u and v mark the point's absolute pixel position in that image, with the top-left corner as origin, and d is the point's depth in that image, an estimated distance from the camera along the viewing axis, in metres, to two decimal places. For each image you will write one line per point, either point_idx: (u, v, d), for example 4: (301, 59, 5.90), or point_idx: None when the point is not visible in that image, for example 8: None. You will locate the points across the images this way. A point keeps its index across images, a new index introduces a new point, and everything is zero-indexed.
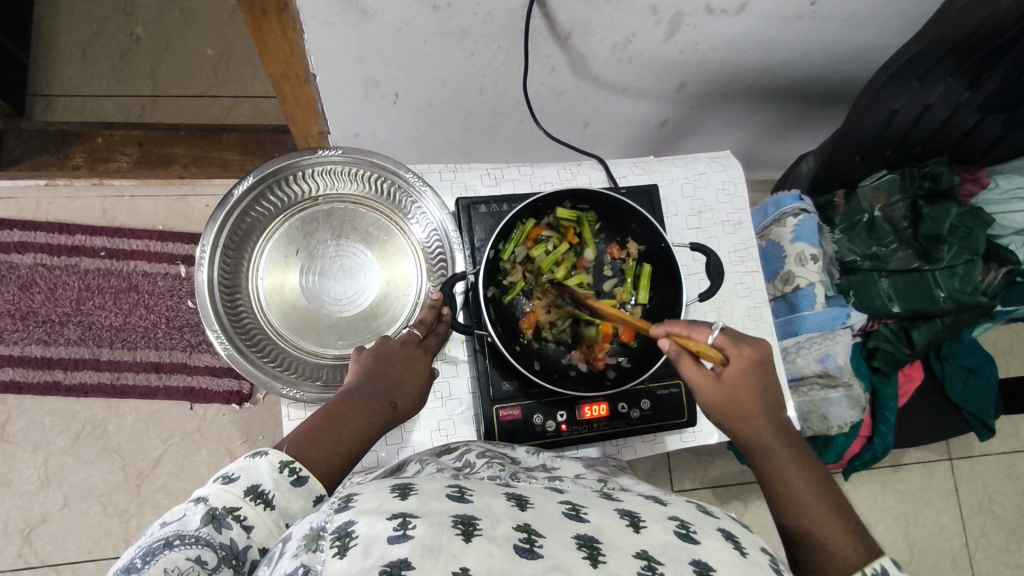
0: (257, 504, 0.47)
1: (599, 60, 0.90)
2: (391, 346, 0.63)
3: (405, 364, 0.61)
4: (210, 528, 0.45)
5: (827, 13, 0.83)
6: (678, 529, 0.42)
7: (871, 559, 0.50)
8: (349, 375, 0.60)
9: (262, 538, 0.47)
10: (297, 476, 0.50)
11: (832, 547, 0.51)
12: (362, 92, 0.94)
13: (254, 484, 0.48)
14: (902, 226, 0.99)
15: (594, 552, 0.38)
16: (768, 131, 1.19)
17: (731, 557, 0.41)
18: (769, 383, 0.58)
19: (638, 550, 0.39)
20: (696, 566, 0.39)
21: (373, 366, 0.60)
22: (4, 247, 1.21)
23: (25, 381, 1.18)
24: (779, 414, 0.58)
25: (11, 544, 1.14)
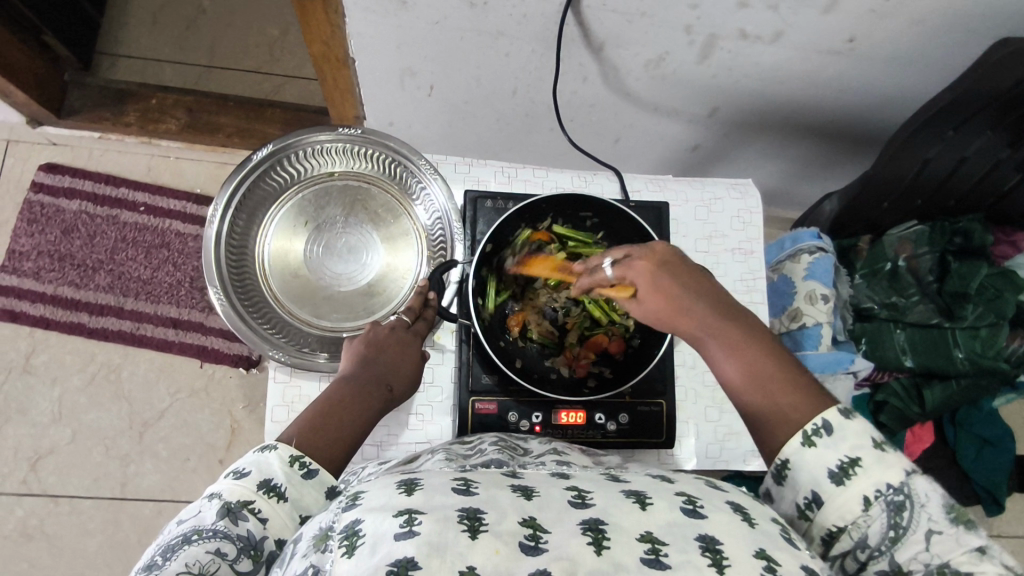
0: (271, 497, 0.48)
1: (632, 75, 0.90)
2: (378, 332, 0.65)
3: (397, 348, 0.64)
4: (225, 522, 0.46)
5: (866, 51, 0.81)
6: (685, 505, 0.41)
7: (813, 415, 0.50)
8: (344, 365, 0.62)
9: (277, 530, 0.48)
10: (307, 470, 0.50)
11: (780, 420, 0.50)
12: (399, 81, 0.96)
13: (267, 478, 0.49)
14: (926, 278, 0.96)
15: (599, 536, 0.37)
16: (803, 168, 1.17)
17: (738, 529, 0.40)
18: (681, 269, 0.54)
19: (642, 533, 0.38)
20: (702, 541, 0.38)
21: (366, 352, 0.63)
22: (55, 191, 1.29)
23: (53, 319, 1.25)
24: (711, 291, 0.54)
25: (17, 471, 1.19)
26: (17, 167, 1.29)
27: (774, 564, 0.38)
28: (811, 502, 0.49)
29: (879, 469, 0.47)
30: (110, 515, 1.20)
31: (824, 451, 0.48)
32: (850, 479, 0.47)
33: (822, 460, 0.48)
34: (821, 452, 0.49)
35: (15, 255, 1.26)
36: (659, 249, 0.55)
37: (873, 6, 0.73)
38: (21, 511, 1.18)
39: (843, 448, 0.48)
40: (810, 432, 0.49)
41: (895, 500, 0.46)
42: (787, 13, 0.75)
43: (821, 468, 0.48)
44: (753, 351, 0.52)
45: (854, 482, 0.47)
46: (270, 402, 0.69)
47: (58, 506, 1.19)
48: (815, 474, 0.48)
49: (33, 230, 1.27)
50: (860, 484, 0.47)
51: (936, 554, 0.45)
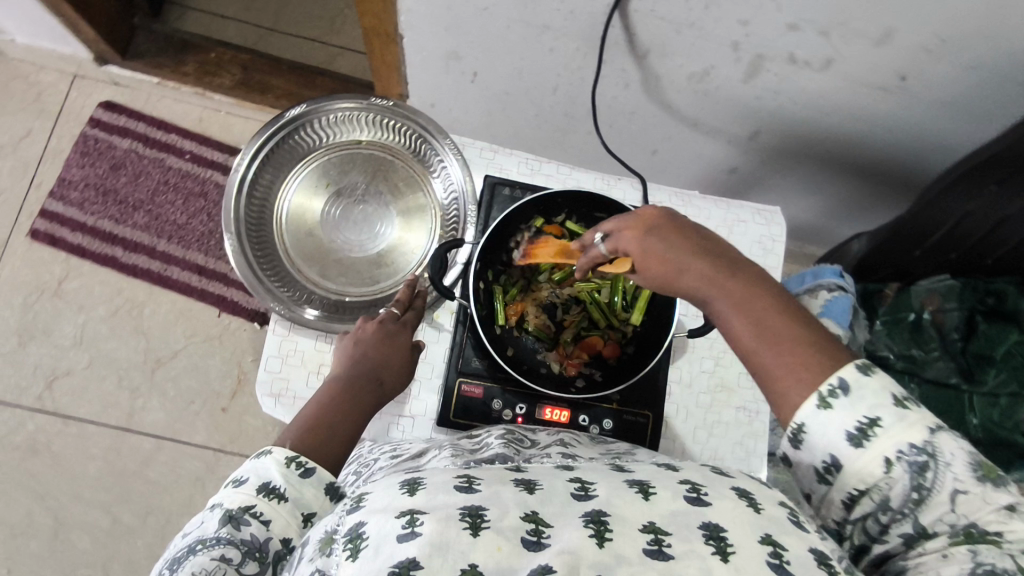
0: (271, 499, 0.47)
1: (674, 86, 0.89)
2: (367, 329, 0.64)
3: (385, 342, 0.63)
4: (228, 528, 0.46)
5: (919, 91, 0.79)
6: (690, 493, 0.41)
7: (829, 373, 0.45)
8: (335, 365, 0.61)
9: (281, 530, 0.47)
10: (304, 469, 0.50)
11: (794, 380, 0.45)
12: (444, 64, 0.97)
13: (265, 481, 0.48)
14: (950, 336, 0.92)
15: (601, 529, 0.37)
16: (841, 207, 1.14)
17: (744, 515, 0.39)
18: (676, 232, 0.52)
19: (645, 523, 0.38)
20: (707, 529, 0.38)
21: (356, 349, 0.62)
22: (109, 128, 1.35)
23: (90, 249, 1.30)
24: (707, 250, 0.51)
25: (34, 387, 1.25)
26: (79, 100, 1.36)
27: (780, 549, 0.37)
28: (830, 466, 0.45)
29: (900, 429, 0.43)
30: (112, 443, 1.24)
31: (841, 413, 0.44)
32: (870, 441, 0.44)
33: (840, 422, 0.44)
34: (837, 414, 0.44)
35: (65, 183, 1.32)
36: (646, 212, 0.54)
37: (929, 45, 0.71)
38: (32, 425, 1.23)
39: (860, 409, 0.44)
40: (826, 392, 0.44)
41: (917, 461, 0.43)
42: (839, 42, 0.73)
43: (838, 432, 0.44)
44: (760, 307, 0.48)
45: (874, 445, 0.43)
46: (266, 352, 0.71)
47: (66, 426, 1.24)
48: (832, 439, 0.44)
49: (85, 162, 1.33)
50: (880, 445, 0.43)
51: (965, 514, 0.42)
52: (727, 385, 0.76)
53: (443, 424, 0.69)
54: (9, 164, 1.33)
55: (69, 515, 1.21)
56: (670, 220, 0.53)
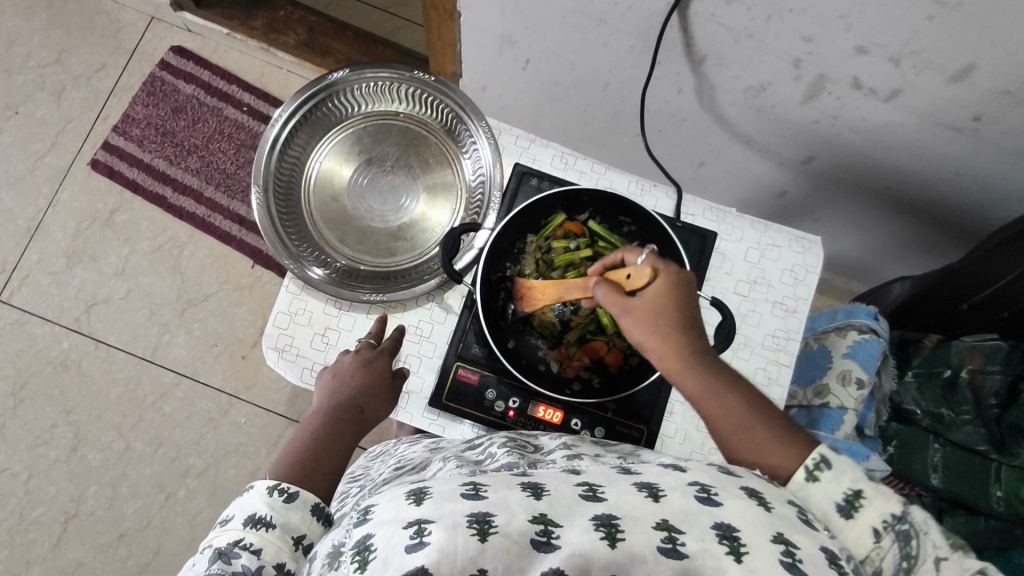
0: (259, 528, 0.49)
1: (728, 98, 0.86)
2: (347, 359, 0.66)
3: (365, 370, 0.65)
4: (219, 564, 0.46)
5: (992, 135, 0.73)
6: (698, 492, 0.39)
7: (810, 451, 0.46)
8: (317, 399, 0.64)
9: (273, 556, 0.48)
10: (288, 494, 0.52)
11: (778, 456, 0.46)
12: (497, 47, 0.96)
13: (250, 514, 0.50)
14: (988, 401, 0.86)
15: (612, 530, 0.36)
16: (892, 248, 1.08)
17: (754, 516, 0.38)
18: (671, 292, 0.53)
19: (659, 520, 0.37)
20: (719, 528, 0.37)
21: (335, 382, 0.64)
22: (177, 73, 1.39)
23: (142, 185, 1.35)
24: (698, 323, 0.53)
25: (75, 308, 1.31)
26: (152, 42, 1.41)
27: (793, 550, 0.36)
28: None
29: (884, 501, 0.43)
30: (136, 373, 1.30)
31: (828, 486, 0.44)
32: (858, 512, 0.43)
33: (827, 495, 0.44)
34: (824, 487, 0.44)
35: (128, 119, 1.38)
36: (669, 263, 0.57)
37: (1008, 87, 0.66)
38: (67, 344, 1.30)
39: (846, 481, 0.44)
40: (811, 466, 0.45)
41: (901, 530, 0.43)
42: (909, 72, 0.68)
43: (824, 504, 0.44)
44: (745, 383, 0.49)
45: (862, 516, 0.43)
46: (275, 306, 0.72)
47: (97, 349, 1.30)
48: (819, 509, 0.44)
49: (149, 101, 1.39)
50: (868, 516, 0.43)
51: None
52: None
53: (434, 405, 0.69)
54: (81, 94, 1.39)
55: (89, 434, 1.27)
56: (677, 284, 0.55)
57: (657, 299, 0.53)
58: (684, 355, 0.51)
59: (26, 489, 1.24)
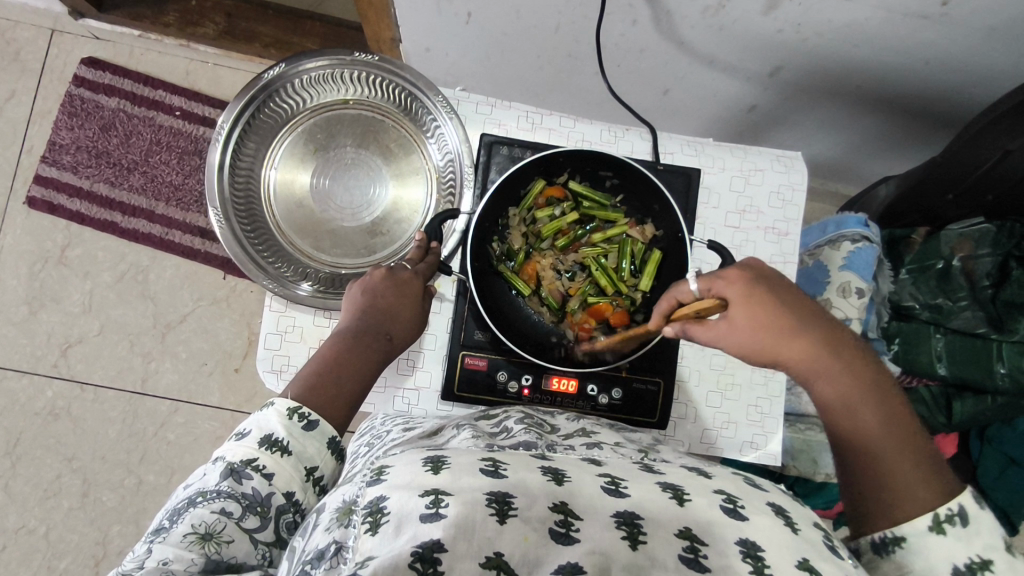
0: (273, 452, 0.49)
1: (687, 21, 0.81)
2: (374, 276, 0.62)
3: (395, 293, 0.61)
4: (230, 482, 0.47)
5: (961, 18, 0.71)
6: (725, 503, 0.39)
7: (947, 501, 0.47)
8: (342, 317, 0.60)
9: (284, 484, 0.48)
10: (307, 422, 0.51)
11: (906, 488, 0.48)
12: (435, 5, 0.89)
13: (267, 434, 0.50)
14: (981, 283, 0.88)
15: (634, 531, 0.36)
16: (868, 144, 1.07)
17: (783, 537, 0.37)
18: (791, 297, 0.54)
19: (680, 528, 0.36)
20: (744, 546, 0.36)
21: (363, 302, 0.60)
22: (95, 86, 1.29)
23: (88, 214, 1.28)
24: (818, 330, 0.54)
25: (50, 354, 1.26)
26: (60, 57, 1.30)
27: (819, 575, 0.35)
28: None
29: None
30: (131, 407, 1.26)
31: (952, 542, 0.46)
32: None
33: (951, 553, 0.45)
34: (950, 539, 0.46)
35: (55, 147, 1.29)
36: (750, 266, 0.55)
37: None
38: (51, 392, 1.25)
39: (974, 545, 0.45)
40: (944, 518, 0.46)
41: None
42: None
43: (945, 562, 0.45)
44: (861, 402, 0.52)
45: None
46: (263, 329, 0.68)
47: (84, 391, 1.26)
48: (936, 563, 0.45)
49: (73, 123, 1.29)
50: None
51: None
52: None
53: (447, 398, 0.68)
54: None
55: (98, 476, 1.24)
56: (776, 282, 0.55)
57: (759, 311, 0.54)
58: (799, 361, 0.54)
59: (48, 542, 1.22)
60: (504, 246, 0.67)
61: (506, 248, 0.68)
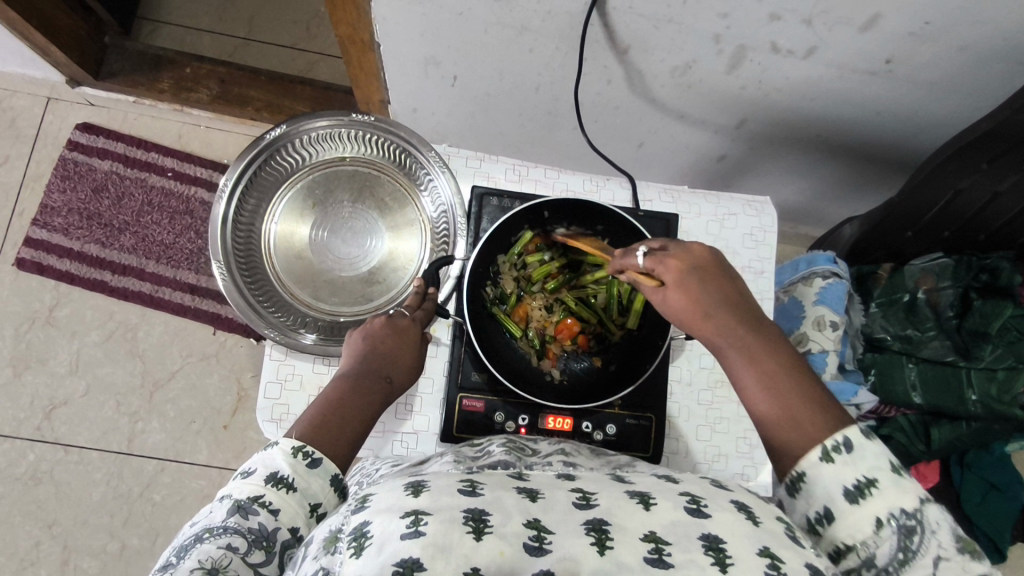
0: (279, 488, 0.49)
1: (657, 81, 0.88)
2: (374, 324, 0.64)
3: (396, 338, 0.64)
4: (236, 518, 0.47)
5: (905, 74, 0.78)
6: (689, 503, 0.41)
7: (835, 432, 0.49)
8: (342, 363, 0.62)
9: (289, 520, 0.48)
10: (312, 459, 0.51)
11: (802, 432, 0.50)
12: (423, 69, 0.95)
13: (273, 471, 0.50)
14: (946, 313, 0.93)
15: (602, 537, 0.37)
16: (831, 188, 1.14)
17: (743, 529, 0.39)
18: (713, 268, 0.56)
19: (645, 533, 0.38)
20: (707, 541, 0.38)
21: (363, 349, 0.62)
22: (88, 150, 1.33)
23: (78, 274, 1.29)
24: (731, 293, 0.56)
25: (34, 417, 1.24)
26: (54, 124, 1.33)
27: (779, 561, 0.37)
28: (822, 518, 0.48)
29: (896, 494, 0.46)
30: (116, 469, 1.24)
31: (842, 469, 0.48)
32: (867, 500, 0.47)
33: (840, 477, 0.48)
34: (841, 467, 0.48)
35: (47, 209, 1.31)
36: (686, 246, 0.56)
37: (913, 29, 0.70)
38: (33, 455, 1.23)
39: (862, 469, 0.47)
40: (831, 448, 0.49)
41: (908, 525, 0.46)
42: (822, 30, 0.72)
43: (836, 487, 0.48)
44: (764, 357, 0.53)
45: (869, 503, 0.47)
46: (262, 378, 0.70)
47: (67, 454, 1.23)
48: (831, 493, 0.48)
49: (65, 186, 1.32)
50: (877, 507, 0.46)
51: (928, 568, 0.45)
52: (727, 380, 0.76)
53: (446, 439, 0.69)
54: None
55: (79, 542, 1.21)
56: (708, 256, 0.56)
57: (680, 283, 0.55)
58: (711, 321, 0.54)
59: None
60: (496, 290, 0.71)
61: (498, 292, 0.71)
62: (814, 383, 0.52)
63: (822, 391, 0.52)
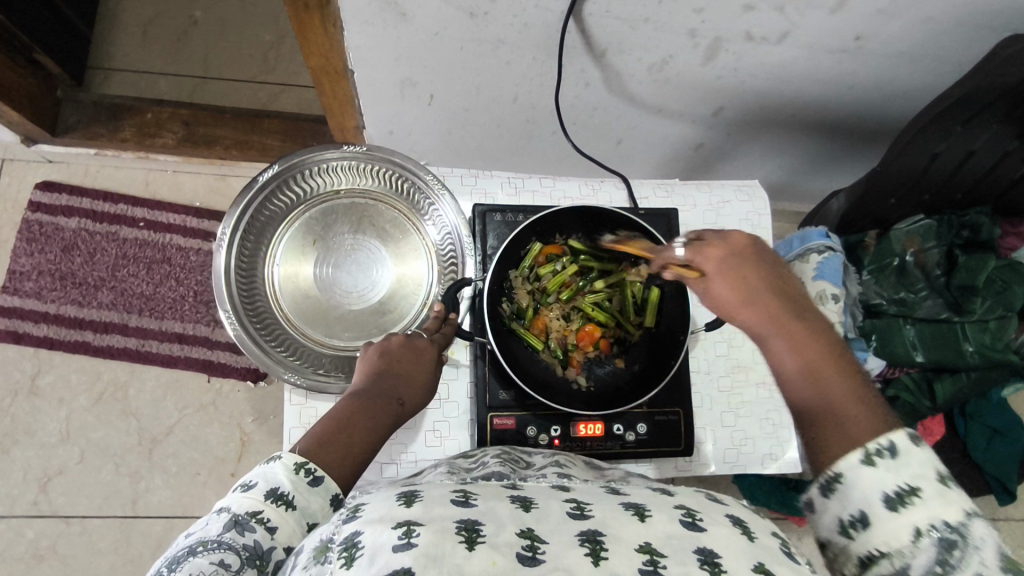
0: (279, 505, 0.47)
1: (635, 79, 0.89)
2: (393, 342, 0.63)
3: (412, 357, 0.62)
4: (232, 533, 0.45)
5: (873, 50, 0.81)
6: (685, 517, 0.40)
7: (880, 436, 0.47)
8: (356, 378, 0.60)
9: (285, 539, 0.46)
10: (313, 477, 0.49)
11: (843, 434, 0.48)
12: (398, 91, 0.95)
13: (274, 487, 0.48)
14: (934, 273, 0.97)
15: (597, 548, 0.36)
16: (807, 163, 1.17)
17: (737, 543, 0.38)
18: (760, 259, 0.54)
19: (641, 543, 0.37)
20: (702, 555, 0.37)
21: (380, 366, 0.61)
22: (52, 209, 1.28)
23: (57, 338, 1.24)
24: (778, 285, 0.54)
25: (28, 492, 1.19)
26: (13, 186, 1.28)
27: None
28: (856, 520, 0.46)
29: (937, 503, 0.44)
30: (123, 533, 1.19)
31: (883, 473, 0.46)
32: (904, 507, 0.45)
33: (879, 482, 0.46)
34: (880, 472, 0.46)
35: (15, 275, 1.25)
36: (732, 237, 0.54)
37: (881, 7, 0.73)
38: (32, 532, 1.18)
39: (903, 475, 0.46)
40: (874, 451, 0.47)
41: (947, 538, 0.44)
42: (793, 15, 0.74)
43: (876, 493, 0.46)
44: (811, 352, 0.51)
45: (909, 512, 0.45)
46: (285, 424, 0.68)
47: (69, 526, 1.19)
48: (867, 495, 0.46)
49: (32, 249, 1.27)
50: (914, 515, 0.45)
51: None
52: (742, 365, 0.78)
53: None
54: None
55: None
56: (755, 247, 0.54)
57: (722, 271, 0.54)
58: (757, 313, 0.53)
59: None
60: (512, 305, 0.71)
61: (515, 307, 0.71)
62: (860, 385, 0.50)
63: (869, 394, 0.50)
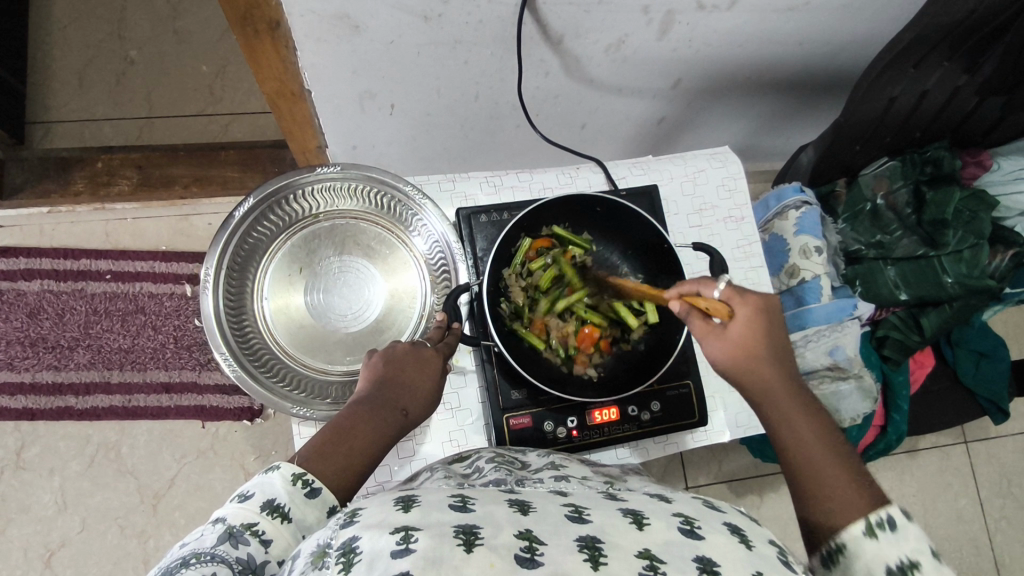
0: (274, 517, 0.46)
1: (593, 62, 0.89)
2: (398, 349, 0.61)
3: (417, 367, 0.59)
4: (225, 545, 0.43)
5: (819, 4, 0.83)
6: (682, 525, 0.39)
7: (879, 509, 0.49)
8: (359, 385, 0.58)
9: (279, 552, 0.45)
10: (311, 489, 0.48)
11: (839, 506, 0.50)
12: (358, 104, 0.93)
13: (270, 498, 0.47)
14: (905, 212, 1.00)
15: (596, 553, 0.35)
16: (767, 121, 1.19)
17: (734, 551, 0.38)
18: (778, 327, 0.55)
19: (639, 550, 0.36)
20: (701, 562, 0.36)
21: (384, 373, 0.58)
22: (11, 275, 1.22)
23: (38, 407, 1.19)
24: (785, 357, 0.55)
25: (32, 570, 1.15)
26: None
27: None
28: None
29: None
30: None
31: (885, 547, 0.47)
32: None
33: (883, 556, 0.47)
34: (884, 546, 0.47)
35: None
36: (765, 298, 0.55)
37: None
38: None
39: (905, 548, 0.47)
40: (876, 523, 0.48)
41: None
42: None
43: (878, 565, 0.47)
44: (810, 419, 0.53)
45: None
46: None
47: None
48: (871, 567, 0.47)
49: None
50: None
51: None
52: None
53: None
54: None
55: None
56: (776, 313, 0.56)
57: (746, 331, 0.54)
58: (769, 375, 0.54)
59: None
60: (512, 305, 0.70)
61: (514, 307, 0.71)
62: (853, 460, 0.52)
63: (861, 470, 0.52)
